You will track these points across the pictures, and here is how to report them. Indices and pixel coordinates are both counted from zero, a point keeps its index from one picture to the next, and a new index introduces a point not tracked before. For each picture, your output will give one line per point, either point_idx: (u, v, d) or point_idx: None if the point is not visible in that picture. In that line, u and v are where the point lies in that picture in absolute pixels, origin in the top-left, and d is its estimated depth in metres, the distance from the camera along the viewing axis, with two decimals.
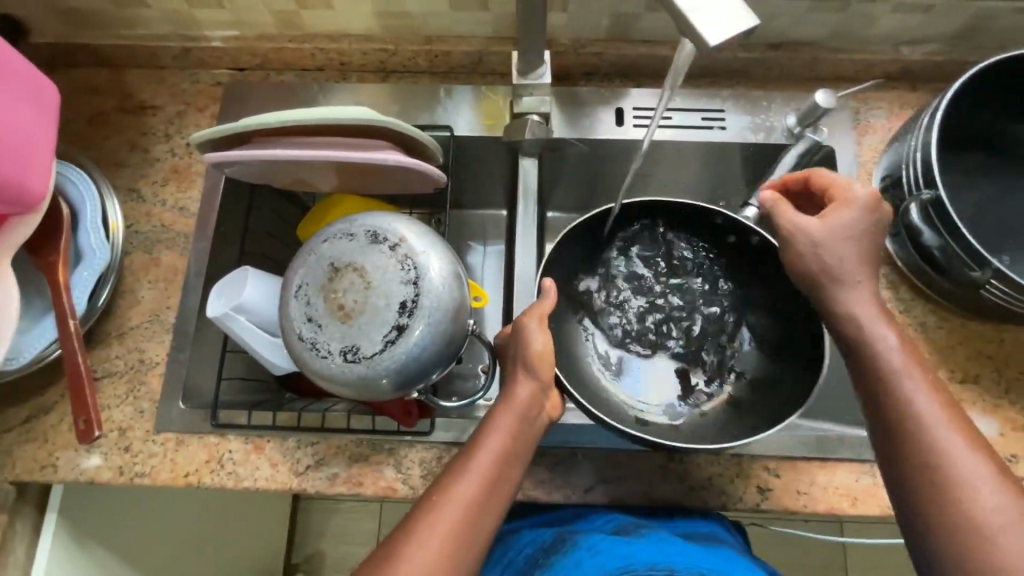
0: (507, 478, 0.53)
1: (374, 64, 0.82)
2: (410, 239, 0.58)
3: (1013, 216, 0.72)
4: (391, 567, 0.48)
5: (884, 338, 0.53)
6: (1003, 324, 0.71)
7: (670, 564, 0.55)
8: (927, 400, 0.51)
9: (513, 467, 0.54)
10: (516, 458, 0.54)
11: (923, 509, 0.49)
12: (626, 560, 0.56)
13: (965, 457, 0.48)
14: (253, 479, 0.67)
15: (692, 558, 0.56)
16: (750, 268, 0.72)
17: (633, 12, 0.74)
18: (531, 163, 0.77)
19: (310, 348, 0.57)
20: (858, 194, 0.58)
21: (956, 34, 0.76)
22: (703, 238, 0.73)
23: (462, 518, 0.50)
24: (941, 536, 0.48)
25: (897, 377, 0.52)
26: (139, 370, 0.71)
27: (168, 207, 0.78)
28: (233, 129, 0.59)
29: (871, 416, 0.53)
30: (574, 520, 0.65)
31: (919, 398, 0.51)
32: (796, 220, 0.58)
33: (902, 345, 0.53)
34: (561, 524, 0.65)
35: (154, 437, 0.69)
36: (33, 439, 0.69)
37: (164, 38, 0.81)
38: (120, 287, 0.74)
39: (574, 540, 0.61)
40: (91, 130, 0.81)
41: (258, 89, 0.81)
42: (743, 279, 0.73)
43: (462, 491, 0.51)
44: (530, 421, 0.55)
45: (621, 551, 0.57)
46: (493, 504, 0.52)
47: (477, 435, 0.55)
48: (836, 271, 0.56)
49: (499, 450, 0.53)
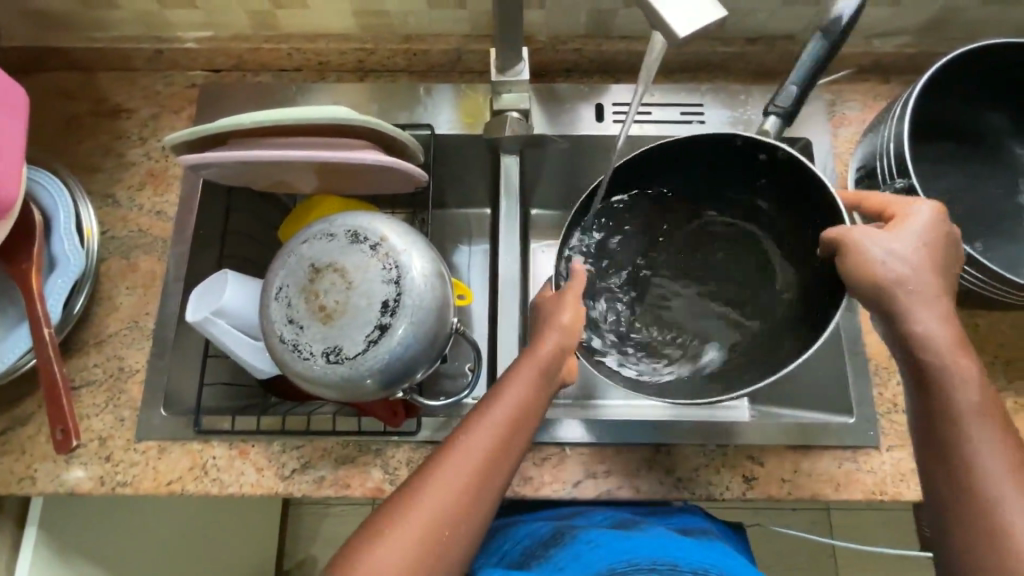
0: (518, 439, 0.53)
1: (352, 63, 0.81)
2: (391, 238, 0.58)
3: (984, 203, 0.73)
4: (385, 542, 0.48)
5: (963, 369, 0.49)
6: (977, 310, 0.73)
7: (672, 560, 0.53)
8: (978, 409, 0.48)
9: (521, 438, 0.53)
10: (528, 423, 0.53)
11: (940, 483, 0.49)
12: (628, 553, 0.54)
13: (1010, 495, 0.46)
14: (238, 484, 0.66)
15: (694, 555, 0.54)
16: (782, 190, 0.68)
17: (610, 9, 0.75)
18: (513, 160, 0.78)
19: (292, 350, 0.57)
20: (914, 221, 0.54)
21: (925, 26, 0.77)
22: (730, 158, 0.68)
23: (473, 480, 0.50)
24: (950, 508, 0.48)
25: (965, 410, 0.49)
26: (119, 378, 0.70)
27: (145, 211, 0.77)
28: (209, 129, 0.59)
29: (920, 422, 0.51)
30: (574, 518, 0.65)
31: (981, 434, 0.48)
32: (862, 234, 0.54)
33: (980, 380, 0.49)
34: (561, 519, 0.66)
35: (135, 445, 0.68)
36: (10, 451, 0.67)
37: (136, 40, 0.80)
38: (97, 294, 0.73)
39: (573, 535, 0.61)
40: (63, 134, 0.79)
41: (234, 91, 0.80)
42: (767, 195, 0.70)
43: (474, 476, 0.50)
44: (549, 378, 0.55)
45: (622, 545, 0.56)
46: (501, 473, 0.51)
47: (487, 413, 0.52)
48: (908, 284, 0.52)
49: (512, 416, 0.52)
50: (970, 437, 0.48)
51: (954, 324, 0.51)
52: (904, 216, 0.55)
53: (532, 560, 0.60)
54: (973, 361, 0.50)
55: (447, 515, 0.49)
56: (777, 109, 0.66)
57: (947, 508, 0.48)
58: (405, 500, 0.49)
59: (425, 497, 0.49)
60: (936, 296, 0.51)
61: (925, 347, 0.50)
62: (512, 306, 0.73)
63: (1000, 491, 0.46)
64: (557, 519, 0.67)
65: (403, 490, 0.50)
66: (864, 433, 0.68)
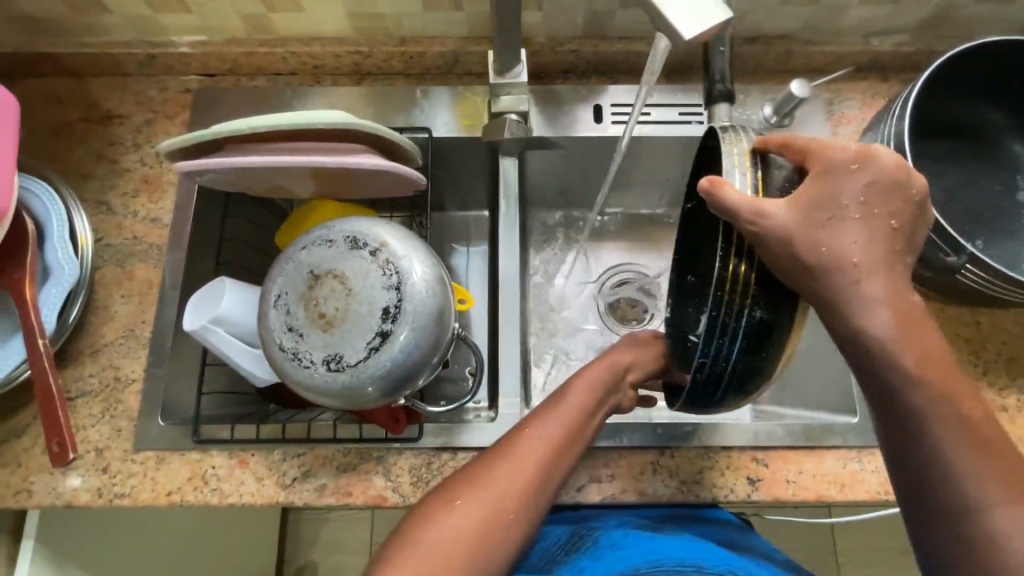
0: (575, 445, 0.54)
1: (348, 66, 0.81)
2: (390, 243, 0.58)
3: (982, 199, 0.73)
4: (418, 533, 0.46)
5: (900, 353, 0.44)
6: (978, 308, 0.73)
7: (698, 560, 0.50)
8: (928, 391, 0.44)
9: (569, 454, 0.53)
10: (574, 439, 0.54)
11: (905, 479, 0.45)
12: (653, 554, 0.52)
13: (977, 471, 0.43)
14: (239, 494, 0.65)
15: (721, 555, 0.52)
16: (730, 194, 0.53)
17: (608, 9, 0.75)
18: (511, 162, 0.78)
19: (292, 358, 0.56)
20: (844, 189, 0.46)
21: (921, 25, 0.77)
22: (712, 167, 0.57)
23: (529, 476, 0.50)
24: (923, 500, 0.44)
25: (910, 395, 0.44)
26: (116, 388, 0.69)
27: (140, 218, 0.76)
28: (204, 135, 0.58)
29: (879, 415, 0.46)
30: (591, 522, 0.64)
31: (934, 417, 0.44)
32: (773, 217, 0.45)
33: (918, 359, 0.44)
34: (576, 523, 0.65)
35: (134, 456, 0.67)
36: (5, 464, 0.66)
37: (128, 45, 0.79)
38: (92, 303, 0.72)
39: (595, 539, 0.59)
40: (55, 141, 0.78)
41: (230, 96, 0.79)
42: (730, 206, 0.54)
43: (512, 479, 0.49)
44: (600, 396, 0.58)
45: (647, 546, 0.54)
46: (546, 484, 0.50)
47: (525, 427, 0.53)
48: (894, 284, 0.45)
49: (570, 419, 0.54)
50: (930, 429, 0.44)
51: (899, 300, 0.45)
52: (839, 176, 0.46)
53: (552, 563, 0.58)
54: (911, 340, 0.45)
55: (501, 506, 0.47)
56: (721, 87, 0.68)
57: (914, 507, 0.45)
58: (452, 493, 0.48)
59: (481, 487, 0.48)
60: (866, 279, 0.45)
61: (862, 343, 0.45)
62: (512, 309, 0.72)
63: (969, 467, 0.43)
64: (574, 522, 0.66)
65: (452, 483, 0.50)
66: (867, 433, 0.68)
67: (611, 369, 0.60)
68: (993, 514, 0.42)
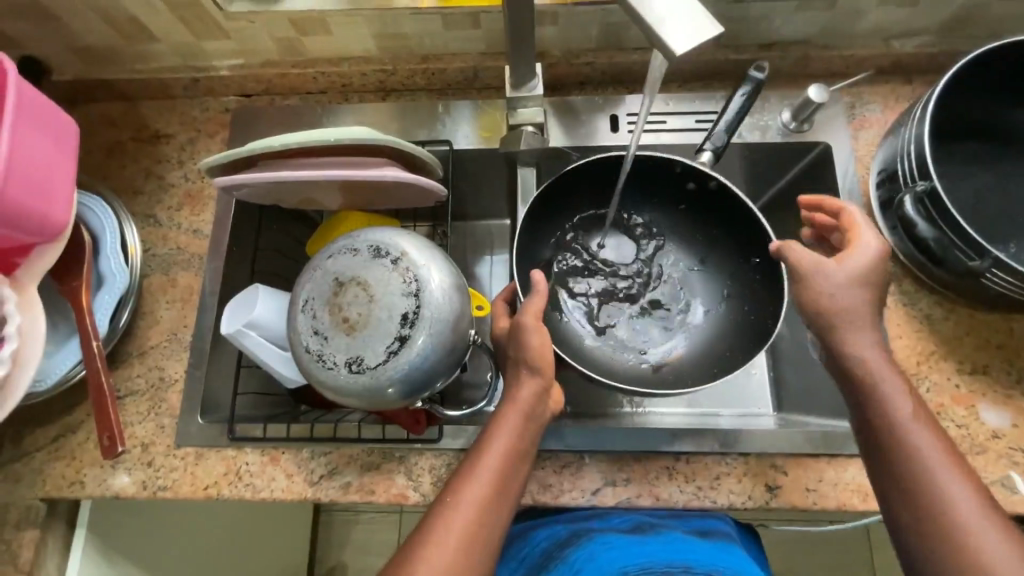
0: (521, 461, 0.54)
1: (374, 84, 0.85)
2: (410, 253, 0.60)
3: (1014, 203, 0.71)
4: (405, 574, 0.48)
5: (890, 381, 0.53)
6: (1011, 314, 0.70)
7: (686, 562, 0.58)
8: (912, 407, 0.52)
9: (520, 466, 0.54)
10: (522, 452, 0.54)
11: (895, 491, 0.51)
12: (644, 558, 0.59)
13: (954, 485, 0.49)
14: (270, 490, 0.69)
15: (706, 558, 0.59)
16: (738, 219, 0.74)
17: (622, 22, 0.76)
18: (530, 171, 0.80)
19: (316, 360, 0.60)
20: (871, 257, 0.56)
21: (946, 26, 0.76)
22: (702, 194, 0.77)
23: (488, 493, 0.51)
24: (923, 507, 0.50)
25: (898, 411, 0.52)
26: (160, 388, 0.74)
27: (183, 229, 0.81)
28: (242, 151, 0.62)
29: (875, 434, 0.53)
30: (591, 521, 0.68)
31: (922, 437, 0.51)
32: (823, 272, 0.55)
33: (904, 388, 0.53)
34: (577, 520, 0.68)
35: (175, 451, 0.71)
36: (62, 456, 0.72)
37: (174, 70, 0.85)
38: (141, 308, 0.78)
39: (589, 537, 0.64)
40: (109, 159, 0.85)
41: (265, 115, 0.85)
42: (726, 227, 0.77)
43: (469, 504, 0.51)
44: (532, 419, 0.55)
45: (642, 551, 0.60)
46: (503, 500, 0.52)
47: (477, 441, 0.54)
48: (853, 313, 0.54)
49: (491, 478, 0.52)
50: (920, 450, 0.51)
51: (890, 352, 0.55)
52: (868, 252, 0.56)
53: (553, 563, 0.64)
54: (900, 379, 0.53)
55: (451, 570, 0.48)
56: (711, 145, 0.70)
57: (917, 520, 0.50)
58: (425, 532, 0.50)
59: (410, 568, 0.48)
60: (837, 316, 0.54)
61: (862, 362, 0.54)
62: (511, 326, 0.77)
63: (955, 485, 0.49)
64: (573, 520, 0.69)
65: (423, 522, 0.51)
66: None
67: (536, 392, 0.56)
68: (969, 521, 0.48)
